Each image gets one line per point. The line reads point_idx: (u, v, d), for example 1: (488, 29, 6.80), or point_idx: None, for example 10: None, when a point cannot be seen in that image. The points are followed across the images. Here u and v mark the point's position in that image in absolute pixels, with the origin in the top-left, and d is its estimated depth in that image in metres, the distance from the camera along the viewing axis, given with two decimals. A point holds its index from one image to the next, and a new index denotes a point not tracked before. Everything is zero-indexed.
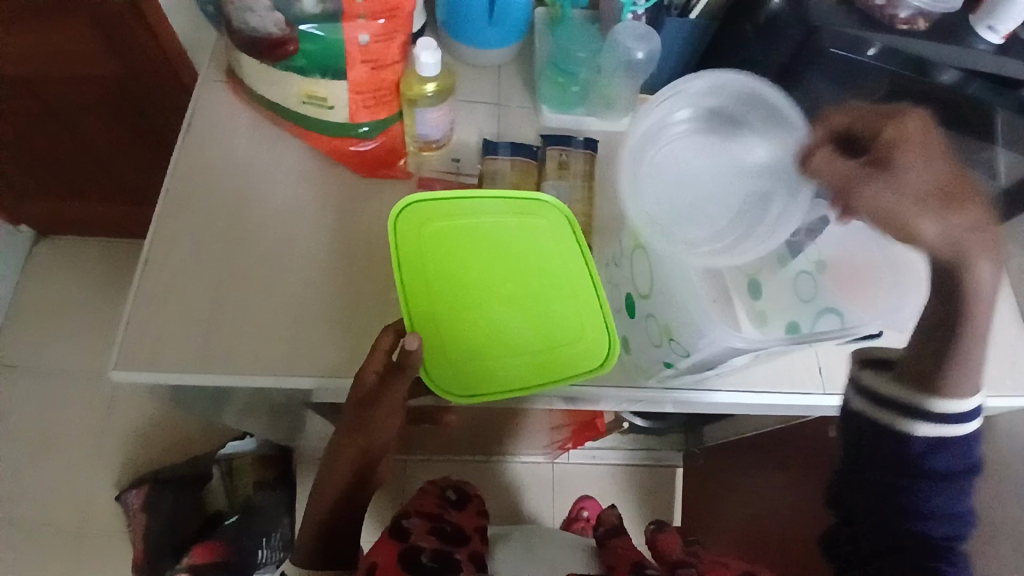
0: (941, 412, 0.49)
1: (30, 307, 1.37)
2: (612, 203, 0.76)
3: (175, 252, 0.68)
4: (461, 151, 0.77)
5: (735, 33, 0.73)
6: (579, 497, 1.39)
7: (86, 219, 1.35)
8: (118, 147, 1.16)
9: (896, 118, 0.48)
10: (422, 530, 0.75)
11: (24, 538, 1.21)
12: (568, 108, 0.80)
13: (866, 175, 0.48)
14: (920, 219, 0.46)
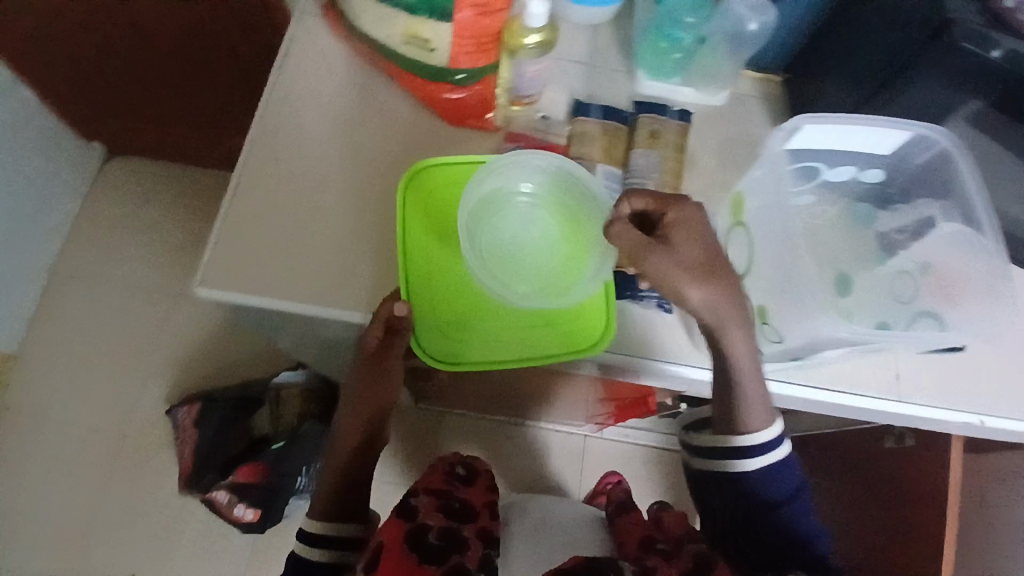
0: (736, 453, 0.61)
1: (97, 221, 1.42)
2: (699, 181, 0.74)
3: (261, 180, 0.68)
4: (550, 108, 0.75)
5: (850, 17, 0.71)
6: (606, 471, 1.40)
7: (159, 142, 1.38)
8: (194, 76, 1.16)
9: (679, 202, 0.56)
10: (428, 509, 0.73)
11: (75, 440, 1.28)
12: (664, 76, 0.77)
13: (653, 248, 0.54)
14: (685, 285, 0.55)
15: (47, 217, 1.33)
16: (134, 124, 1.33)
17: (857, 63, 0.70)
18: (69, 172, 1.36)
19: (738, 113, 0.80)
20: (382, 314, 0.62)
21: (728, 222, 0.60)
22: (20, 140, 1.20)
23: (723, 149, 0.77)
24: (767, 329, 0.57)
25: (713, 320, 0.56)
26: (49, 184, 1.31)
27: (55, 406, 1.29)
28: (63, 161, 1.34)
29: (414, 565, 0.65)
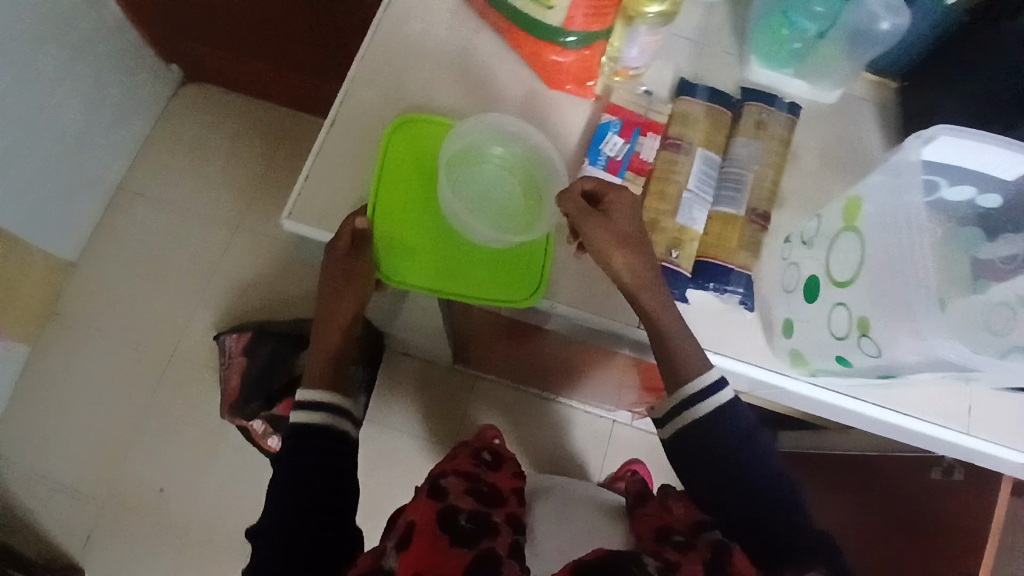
0: (685, 400, 0.59)
1: (167, 142, 1.44)
2: (797, 180, 0.71)
3: (357, 123, 0.69)
4: (654, 83, 0.73)
5: (988, 26, 0.65)
6: (630, 459, 1.36)
7: (238, 72, 1.39)
8: (278, 10, 1.15)
9: (619, 187, 0.61)
10: (459, 489, 0.56)
11: (124, 349, 1.32)
12: (776, 66, 0.74)
13: (588, 217, 0.60)
14: (611, 252, 0.59)
15: (121, 132, 1.36)
16: (215, 52, 1.33)
17: (988, 77, 0.65)
18: (147, 90, 1.38)
19: (847, 116, 0.76)
20: (345, 229, 0.63)
21: (840, 226, 0.56)
22: (106, 51, 1.22)
23: (827, 151, 0.74)
24: (866, 342, 0.53)
25: (633, 284, 0.59)
26: (127, 100, 1.34)
27: (109, 316, 1.34)
28: (142, 79, 1.36)
29: (447, 551, 0.48)
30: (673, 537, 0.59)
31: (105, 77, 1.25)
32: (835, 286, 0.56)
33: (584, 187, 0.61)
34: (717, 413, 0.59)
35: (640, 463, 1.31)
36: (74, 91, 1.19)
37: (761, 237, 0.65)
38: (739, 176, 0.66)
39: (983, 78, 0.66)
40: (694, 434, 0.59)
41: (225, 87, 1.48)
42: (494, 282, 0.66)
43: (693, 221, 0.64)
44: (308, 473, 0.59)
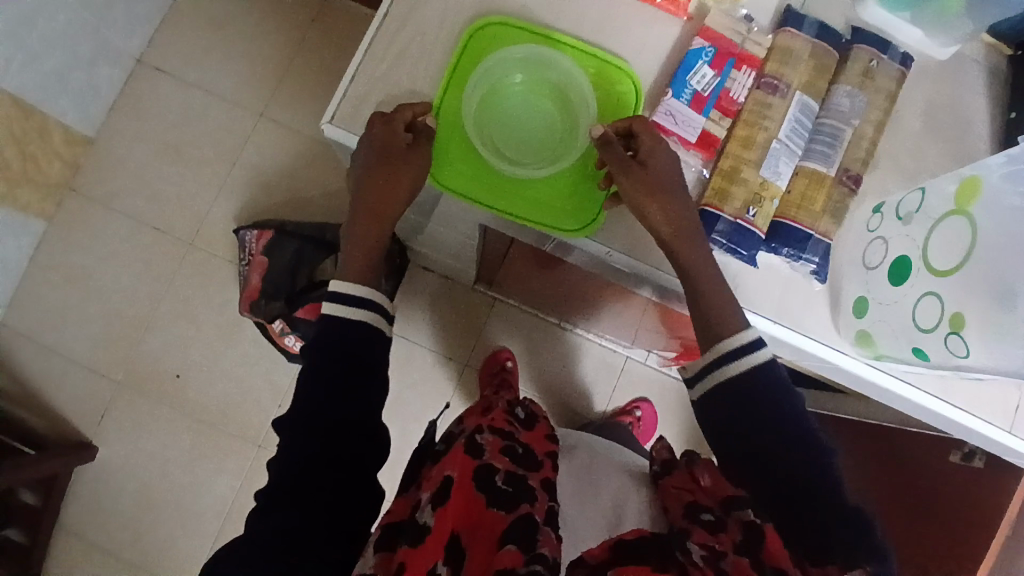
0: (722, 356, 0.54)
1: (193, 15, 1.34)
2: (893, 141, 0.64)
3: (414, 19, 0.61)
4: (755, 9, 0.63)
5: None
6: (639, 398, 1.31)
7: None
8: None
9: (653, 132, 0.57)
10: (495, 448, 0.54)
11: (142, 234, 1.29)
12: (894, 7, 0.63)
13: (625, 165, 0.56)
14: (646, 204, 0.55)
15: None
16: None
17: None
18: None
19: (961, 73, 0.67)
20: (404, 117, 0.57)
21: (949, 207, 0.49)
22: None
23: (932, 113, 0.66)
24: (953, 342, 0.48)
25: (671, 235, 0.55)
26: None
27: (128, 197, 1.29)
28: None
29: (485, 509, 0.47)
30: (702, 514, 0.52)
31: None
32: (927, 274, 0.50)
33: (626, 127, 0.57)
34: (750, 367, 0.54)
35: (645, 401, 1.30)
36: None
37: (847, 202, 0.59)
38: (837, 130, 0.59)
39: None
40: (731, 394, 0.53)
41: None
42: (538, 210, 0.59)
43: (779, 175, 0.58)
44: (340, 369, 0.54)
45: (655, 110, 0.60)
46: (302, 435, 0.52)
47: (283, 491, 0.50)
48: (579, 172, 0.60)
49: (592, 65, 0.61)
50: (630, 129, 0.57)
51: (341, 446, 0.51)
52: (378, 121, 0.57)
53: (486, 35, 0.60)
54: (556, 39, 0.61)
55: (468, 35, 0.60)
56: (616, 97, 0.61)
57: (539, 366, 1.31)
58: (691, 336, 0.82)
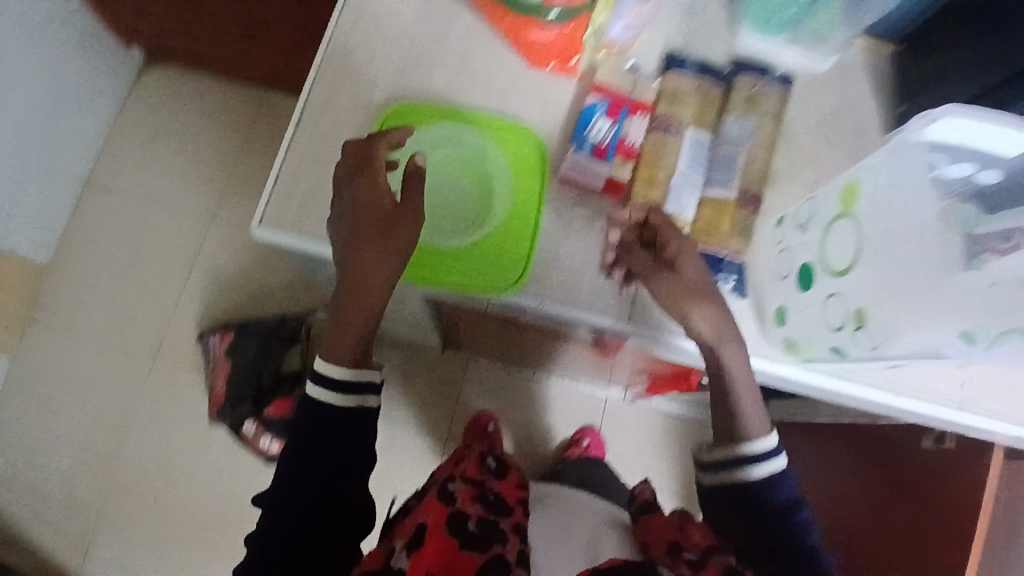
0: (742, 457, 0.57)
1: (136, 133, 1.39)
2: (792, 157, 0.68)
3: (328, 116, 0.65)
4: (642, 56, 0.67)
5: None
6: (580, 428, 1.29)
7: (205, 55, 1.34)
8: None
9: (677, 232, 0.57)
10: (466, 496, 0.57)
11: (107, 355, 1.29)
12: (770, 33, 0.68)
13: (654, 269, 0.57)
14: (687, 308, 0.56)
15: (84, 122, 1.30)
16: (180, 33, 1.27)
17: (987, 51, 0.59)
18: (108, 77, 1.31)
19: (844, 83, 0.71)
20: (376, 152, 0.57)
21: (836, 211, 0.53)
22: (64, 39, 1.15)
23: (827, 122, 0.69)
24: (862, 336, 0.51)
25: (713, 338, 0.56)
26: (89, 89, 1.28)
27: (89, 317, 1.30)
28: (101, 66, 1.28)
29: (459, 552, 0.51)
30: (682, 552, 0.55)
31: (62, 68, 1.18)
32: (828, 276, 0.54)
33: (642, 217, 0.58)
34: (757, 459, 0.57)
35: (591, 428, 1.29)
36: (31, 86, 1.12)
37: (753, 219, 0.63)
38: (731, 156, 0.63)
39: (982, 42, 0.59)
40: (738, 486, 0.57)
41: (192, 70, 1.41)
42: (461, 276, 0.62)
43: (684, 206, 0.62)
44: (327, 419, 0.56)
45: (563, 165, 0.64)
46: (286, 491, 0.55)
47: (285, 536, 0.54)
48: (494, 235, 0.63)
49: (500, 129, 0.65)
50: (648, 220, 0.58)
51: (327, 505, 0.55)
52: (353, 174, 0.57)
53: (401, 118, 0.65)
54: (466, 116, 0.65)
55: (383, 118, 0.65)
56: (528, 155, 0.65)
57: (520, 420, 1.31)
58: (657, 365, 0.84)
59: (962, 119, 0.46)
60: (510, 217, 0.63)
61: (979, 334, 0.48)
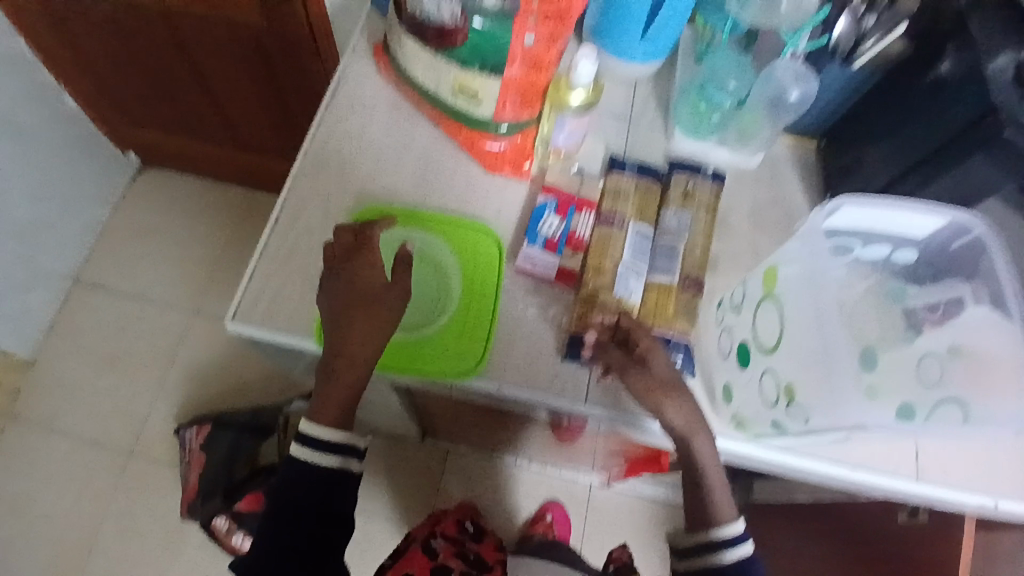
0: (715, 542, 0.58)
1: (127, 232, 1.46)
2: (730, 244, 0.74)
3: (300, 218, 0.70)
4: (586, 160, 0.75)
5: (902, 90, 0.67)
6: (548, 502, 1.28)
7: (199, 159, 1.44)
8: (238, 84, 1.18)
9: (647, 332, 0.60)
10: (447, 551, 0.83)
11: (81, 451, 1.27)
12: (701, 136, 0.76)
13: (625, 366, 0.59)
14: (661, 401, 0.58)
15: (76, 220, 1.38)
16: (177, 137, 1.38)
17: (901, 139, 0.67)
18: (101, 178, 1.42)
19: (774, 177, 0.79)
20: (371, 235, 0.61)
21: (760, 293, 0.58)
22: (58, 141, 1.27)
23: (760, 211, 0.76)
24: (795, 410, 0.55)
25: (685, 429, 0.59)
26: (83, 189, 1.38)
27: (66, 413, 1.30)
28: (97, 168, 1.40)
29: None
30: None
31: (55, 168, 1.27)
32: (761, 354, 0.58)
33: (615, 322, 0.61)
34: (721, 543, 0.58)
35: (555, 503, 1.28)
36: (25, 179, 1.21)
37: (696, 302, 0.68)
38: (671, 246, 0.70)
39: (891, 130, 0.68)
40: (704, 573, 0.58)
41: (186, 174, 1.51)
42: (424, 364, 0.64)
43: (630, 293, 0.67)
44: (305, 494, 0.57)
45: (518, 258, 0.69)
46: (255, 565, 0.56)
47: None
48: (451, 322, 0.66)
49: (463, 227, 0.70)
50: (619, 322, 0.61)
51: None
52: (349, 256, 0.60)
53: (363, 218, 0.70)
54: (418, 215, 0.70)
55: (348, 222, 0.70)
56: (487, 252, 0.69)
57: (501, 509, 1.29)
58: (630, 450, 0.85)
59: (857, 213, 0.55)
60: (465, 303, 0.67)
61: (916, 408, 0.57)
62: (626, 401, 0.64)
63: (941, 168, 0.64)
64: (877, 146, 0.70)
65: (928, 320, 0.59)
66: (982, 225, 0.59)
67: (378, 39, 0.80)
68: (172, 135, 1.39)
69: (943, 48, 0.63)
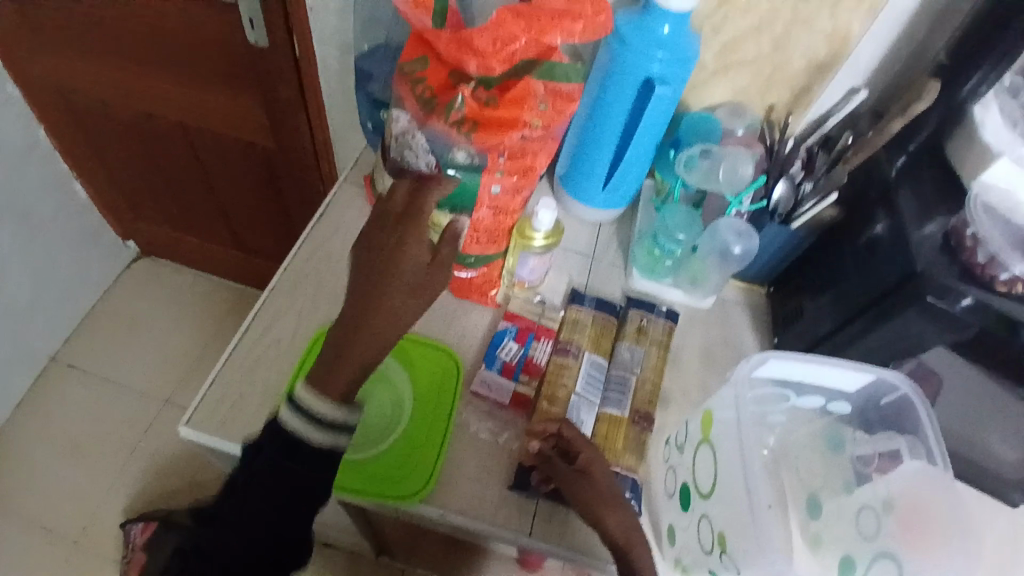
0: None
1: (113, 317, 1.49)
2: (680, 379, 0.77)
3: (273, 329, 0.74)
4: (549, 293, 0.81)
5: (833, 250, 0.74)
6: None
7: (194, 253, 1.52)
8: (242, 189, 1.28)
9: (587, 445, 0.63)
10: None
11: (19, 541, 1.21)
12: (656, 277, 0.83)
13: (570, 478, 0.61)
14: (603, 512, 0.59)
15: (67, 302, 1.41)
16: (177, 232, 1.47)
17: (834, 293, 0.73)
18: (100, 264, 1.48)
19: (724, 318, 0.84)
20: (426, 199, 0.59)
21: (699, 435, 0.62)
22: (67, 227, 1.35)
23: (711, 348, 0.81)
24: (727, 558, 0.55)
25: (623, 540, 0.58)
26: (82, 271, 1.43)
27: (12, 498, 1.25)
28: (97, 254, 1.47)
29: None
30: None
31: (57, 251, 1.34)
32: (700, 498, 0.60)
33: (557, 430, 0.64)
34: None
35: None
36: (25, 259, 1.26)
37: (645, 436, 0.70)
38: (623, 380, 0.73)
39: (825, 284, 0.74)
40: None
41: (180, 266, 1.58)
42: (371, 481, 0.65)
43: (582, 422, 0.69)
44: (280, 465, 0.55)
45: (474, 382, 0.71)
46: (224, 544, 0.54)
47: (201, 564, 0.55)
48: (402, 442, 0.67)
49: (419, 348, 0.74)
50: (561, 433, 0.63)
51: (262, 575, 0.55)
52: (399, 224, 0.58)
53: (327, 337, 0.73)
54: None
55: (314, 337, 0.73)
56: (441, 374, 0.72)
57: None
58: None
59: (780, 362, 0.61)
60: (418, 421, 0.69)
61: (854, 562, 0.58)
62: (572, 533, 0.64)
63: (875, 323, 0.66)
64: (814, 298, 0.76)
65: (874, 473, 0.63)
66: (908, 383, 0.64)
67: (368, 171, 0.89)
68: (174, 229, 1.46)
69: (871, 214, 0.70)
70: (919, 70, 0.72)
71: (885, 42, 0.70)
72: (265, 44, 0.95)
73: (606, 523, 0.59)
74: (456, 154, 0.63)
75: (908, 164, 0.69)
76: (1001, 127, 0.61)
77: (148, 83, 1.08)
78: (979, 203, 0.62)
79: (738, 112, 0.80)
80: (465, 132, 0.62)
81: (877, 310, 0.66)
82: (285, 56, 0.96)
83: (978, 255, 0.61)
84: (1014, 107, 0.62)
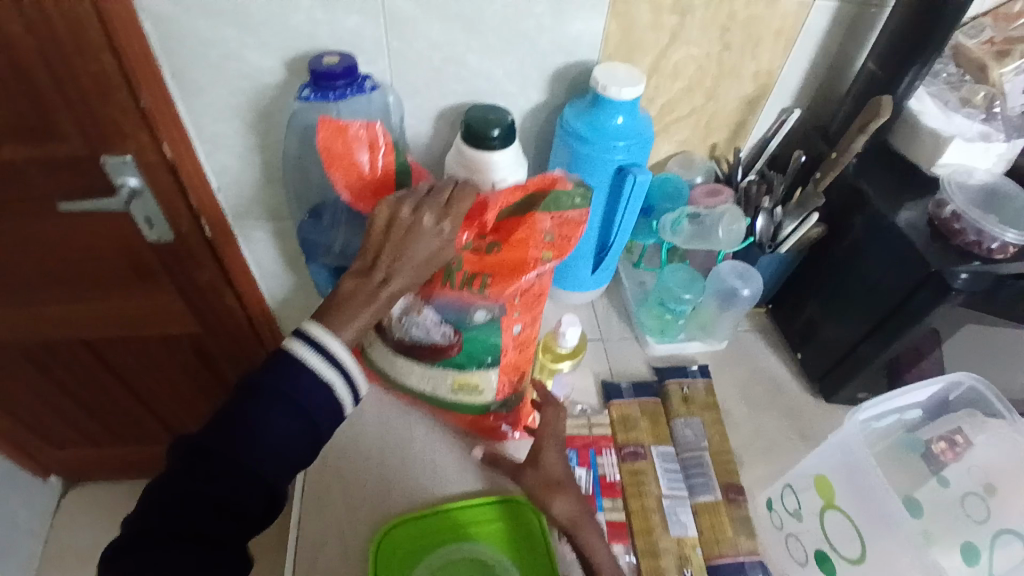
0: None
1: (62, 564, 1.27)
2: (739, 430, 0.76)
3: (323, 553, 0.64)
4: (582, 397, 0.77)
5: (826, 259, 0.77)
6: None
7: (125, 463, 1.32)
8: (175, 385, 1.13)
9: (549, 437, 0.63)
10: None
11: None
12: (669, 338, 0.83)
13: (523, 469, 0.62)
14: (549, 497, 0.59)
15: (6, 567, 1.20)
16: (102, 448, 1.27)
17: (841, 296, 0.75)
18: (26, 513, 1.26)
19: (744, 351, 0.84)
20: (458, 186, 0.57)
21: (820, 501, 0.61)
22: None
23: (748, 384, 0.81)
24: None
25: (568, 523, 0.58)
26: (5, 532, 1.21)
27: None
28: (16, 508, 1.24)
29: None
30: None
31: None
32: (849, 561, 0.58)
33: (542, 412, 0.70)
34: None
35: None
36: None
37: (746, 510, 0.68)
38: (699, 460, 0.70)
39: (832, 294, 0.76)
40: None
41: (109, 480, 1.37)
42: None
43: (686, 525, 0.65)
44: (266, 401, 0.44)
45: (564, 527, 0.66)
46: (189, 469, 0.42)
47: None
48: None
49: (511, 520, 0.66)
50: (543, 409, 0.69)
51: (236, 517, 0.42)
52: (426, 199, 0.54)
53: (413, 533, 0.64)
54: (474, 525, 0.65)
55: (398, 527, 0.64)
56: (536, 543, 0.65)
57: None
58: None
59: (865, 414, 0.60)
60: None
61: (977, 547, 0.56)
62: None
63: (898, 326, 0.67)
64: (828, 311, 0.77)
65: (945, 456, 0.61)
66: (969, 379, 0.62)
67: None
68: (97, 446, 1.26)
69: (851, 217, 0.73)
70: (836, 80, 0.77)
71: (804, 67, 0.75)
72: (170, 238, 0.81)
73: (552, 508, 0.58)
74: (476, 313, 0.60)
75: (863, 164, 0.75)
76: (938, 113, 0.70)
77: (31, 305, 0.91)
78: (952, 180, 0.68)
79: (689, 163, 0.82)
80: (478, 289, 0.60)
81: (897, 319, 0.67)
82: (199, 240, 0.83)
83: (969, 234, 0.64)
84: (940, 100, 0.71)
